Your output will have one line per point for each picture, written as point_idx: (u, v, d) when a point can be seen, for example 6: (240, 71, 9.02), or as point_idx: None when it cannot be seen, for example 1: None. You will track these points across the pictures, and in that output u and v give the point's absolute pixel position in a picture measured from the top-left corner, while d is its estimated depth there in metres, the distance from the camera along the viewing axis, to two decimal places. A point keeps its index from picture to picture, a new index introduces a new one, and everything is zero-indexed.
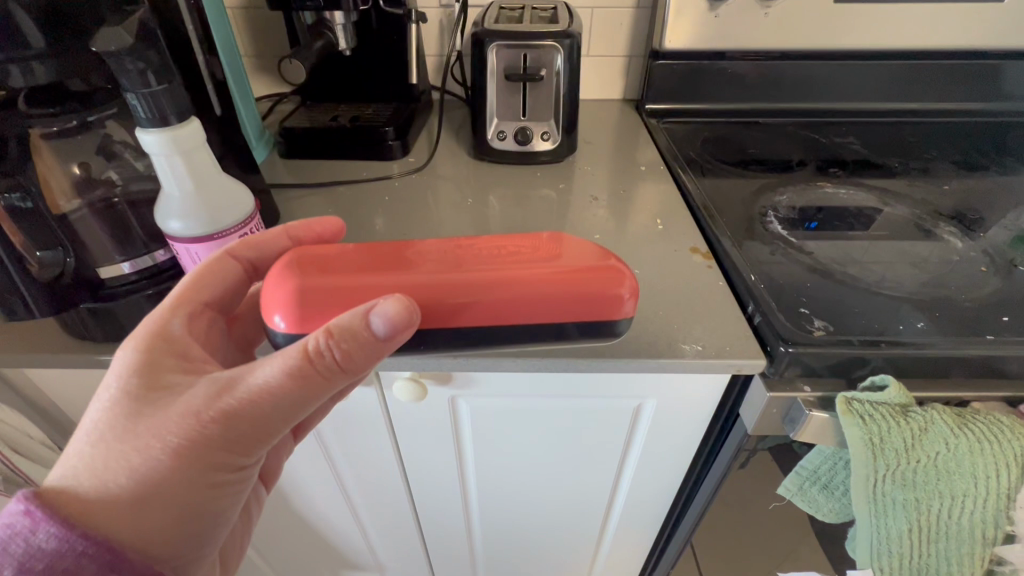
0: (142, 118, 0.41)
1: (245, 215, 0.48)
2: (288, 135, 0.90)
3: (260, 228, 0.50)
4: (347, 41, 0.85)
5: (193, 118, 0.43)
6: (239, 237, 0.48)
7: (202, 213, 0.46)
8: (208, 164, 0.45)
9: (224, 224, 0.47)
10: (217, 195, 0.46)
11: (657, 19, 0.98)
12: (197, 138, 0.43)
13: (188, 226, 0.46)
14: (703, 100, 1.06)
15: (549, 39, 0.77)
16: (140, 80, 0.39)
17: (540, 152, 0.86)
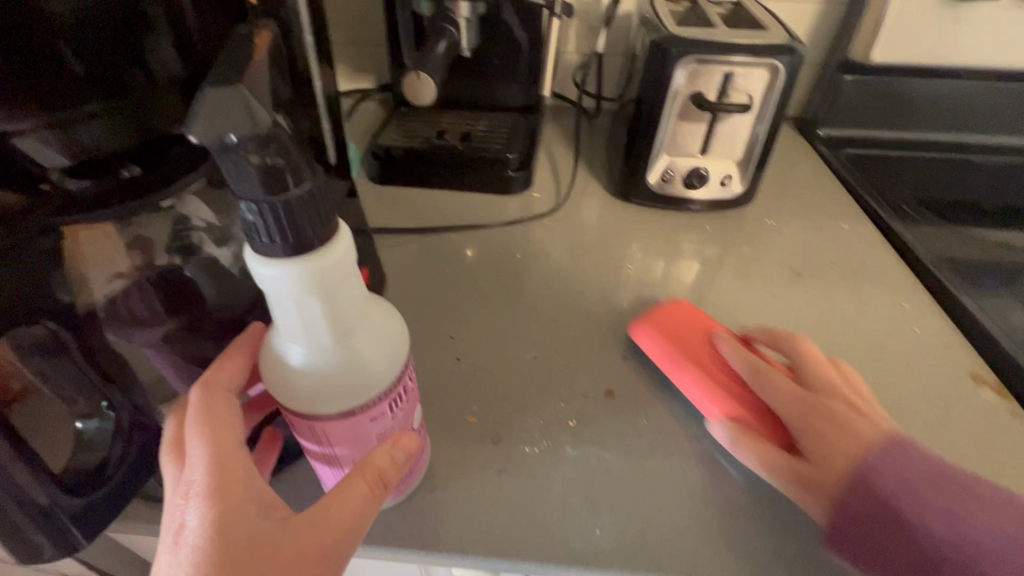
0: (260, 240, 0.23)
1: (399, 369, 0.30)
2: (386, 157, 0.71)
3: (413, 379, 0.32)
4: (470, 40, 0.65)
5: (344, 230, 0.25)
6: (388, 405, 0.30)
7: (339, 377, 0.28)
8: (358, 303, 0.27)
9: (369, 390, 0.29)
10: (368, 341, 0.28)
11: (867, 21, 0.74)
12: (347, 264, 0.25)
13: (323, 396, 0.28)
14: (902, 126, 0.82)
15: (767, 55, 0.55)
16: (269, 184, 0.21)
17: (715, 201, 0.66)
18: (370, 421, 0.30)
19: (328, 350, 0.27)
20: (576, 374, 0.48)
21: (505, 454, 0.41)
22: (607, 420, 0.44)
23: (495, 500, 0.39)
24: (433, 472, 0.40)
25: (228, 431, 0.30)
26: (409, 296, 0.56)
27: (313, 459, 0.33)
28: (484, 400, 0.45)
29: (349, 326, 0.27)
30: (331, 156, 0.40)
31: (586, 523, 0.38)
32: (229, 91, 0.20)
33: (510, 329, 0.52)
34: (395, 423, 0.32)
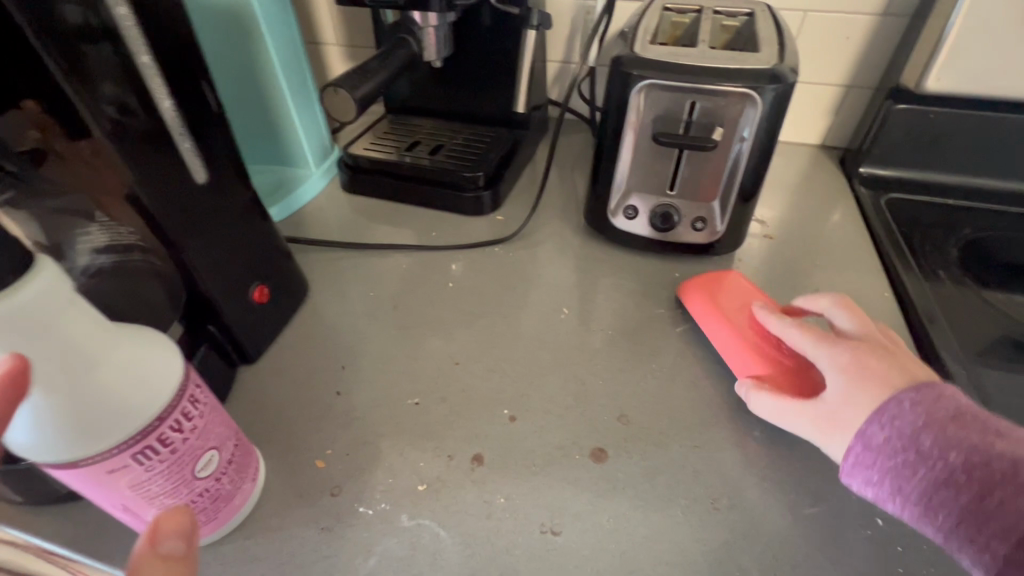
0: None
1: (147, 418, 0.29)
2: (353, 166, 0.70)
3: (182, 430, 0.31)
4: (438, 50, 0.62)
5: (41, 262, 0.25)
6: (133, 456, 0.29)
7: (77, 425, 0.27)
8: (76, 346, 0.26)
9: (101, 439, 0.28)
10: (117, 376, 0.28)
11: (925, 38, 0.61)
12: (49, 300, 0.25)
13: (75, 441, 0.27)
14: (968, 170, 0.66)
15: (743, 83, 0.46)
16: None
17: (685, 244, 0.57)
18: (109, 471, 0.29)
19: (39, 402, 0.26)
20: (451, 431, 0.43)
21: (335, 512, 0.38)
22: (458, 492, 0.39)
23: (300, 563, 0.36)
24: (254, 516, 0.38)
25: None
26: (323, 316, 0.54)
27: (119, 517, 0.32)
28: (341, 444, 0.42)
29: (64, 375, 0.26)
30: (201, 178, 0.40)
31: None
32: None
33: (406, 367, 0.49)
34: (153, 477, 0.30)
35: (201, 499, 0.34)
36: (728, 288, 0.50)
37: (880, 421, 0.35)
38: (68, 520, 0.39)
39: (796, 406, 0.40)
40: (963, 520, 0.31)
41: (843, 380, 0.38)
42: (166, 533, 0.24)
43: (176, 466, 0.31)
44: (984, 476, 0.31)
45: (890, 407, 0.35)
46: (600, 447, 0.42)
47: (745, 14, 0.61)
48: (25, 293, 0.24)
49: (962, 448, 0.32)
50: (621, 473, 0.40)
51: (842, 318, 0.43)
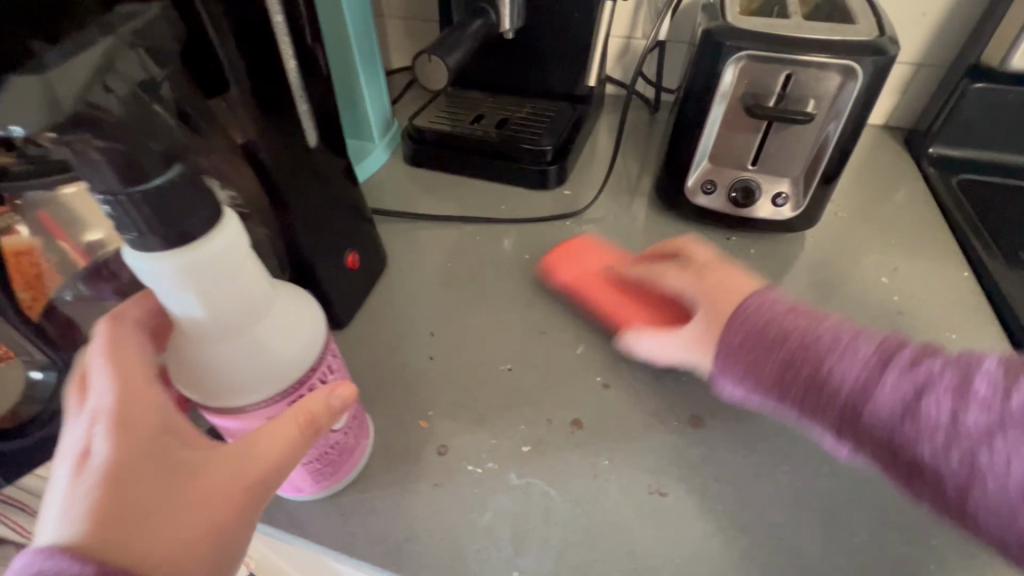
0: (129, 236, 0.25)
1: (300, 371, 0.31)
2: (419, 139, 0.70)
3: (326, 384, 0.33)
4: (513, 21, 0.61)
5: (226, 217, 0.27)
6: (288, 405, 0.31)
7: (249, 373, 0.29)
8: (249, 296, 0.28)
9: (264, 387, 0.30)
10: (280, 327, 0.30)
11: (1015, 15, 0.59)
12: (235, 252, 0.27)
13: (246, 389, 0.30)
14: None
15: (846, 55, 0.46)
16: (126, 178, 0.24)
17: (762, 221, 0.57)
18: (268, 419, 0.31)
19: (216, 344, 0.29)
20: (547, 395, 0.44)
21: (445, 469, 0.39)
22: (563, 454, 0.40)
23: (418, 515, 0.37)
24: (368, 471, 0.39)
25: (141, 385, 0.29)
26: (404, 285, 0.55)
27: None
28: (442, 406, 0.43)
29: (238, 321, 0.28)
30: (312, 141, 0.40)
31: (503, 562, 0.35)
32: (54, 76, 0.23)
33: (492, 335, 0.49)
34: None
35: (329, 453, 0.35)
36: (583, 252, 0.54)
37: (773, 334, 0.37)
38: None
39: (672, 341, 0.42)
40: (902, 467, 0.33)
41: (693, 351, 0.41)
42: (334, 394, 0.32)
43: None
44: (800, 371, 0.35)
45: (736, 320, 0.38)
46: (698, 414, 0.42)
47: None
48: (219, 242, 0.26)
49: (859, 343, 0.34)
50: (719, 440, 0.41)
51: (678, 275, 0.45)
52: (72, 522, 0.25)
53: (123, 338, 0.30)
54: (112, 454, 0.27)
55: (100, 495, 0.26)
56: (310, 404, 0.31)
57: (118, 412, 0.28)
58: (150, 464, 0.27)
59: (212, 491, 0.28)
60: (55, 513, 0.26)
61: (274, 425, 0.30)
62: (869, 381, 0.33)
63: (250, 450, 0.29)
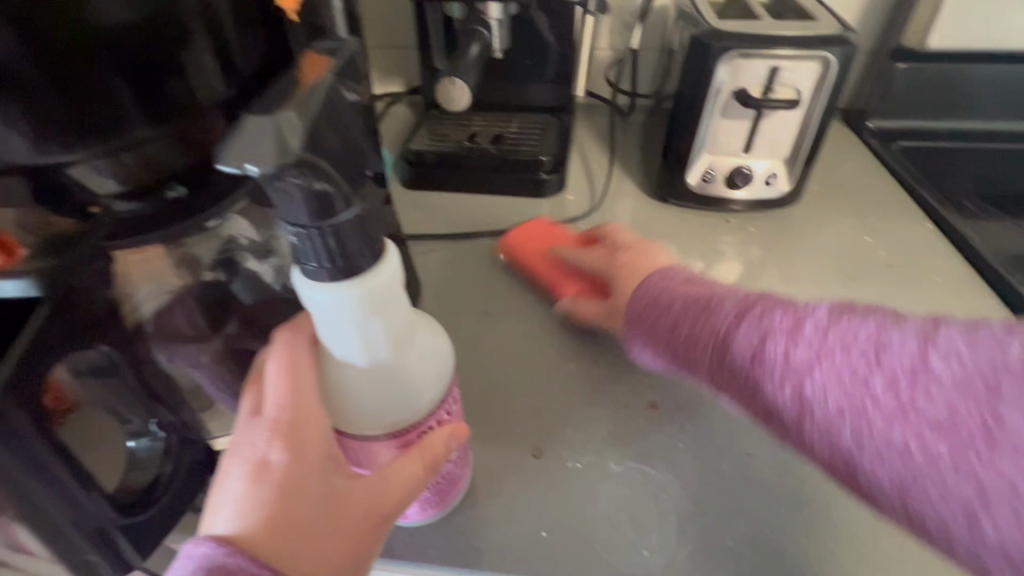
0: (311, 265, 0.26)
1: (431, 400, 0.33)
2: (417, 162, 0.71)
3: (448, 415, 0.34)
4: (501, 42, 0.64)
5: (388, 252, 0.28)
6: (416, 436, 0.33)
7: (388, 402, 0.31)
8: (401, 324, 0.30)
9: (399, 414, 0.32)
10: (420, 355, 0.32)
11: (921, 5, 0.70)
12: (395, 285, 0.29)
13: (383, 415, 0.31)
14: (959, 116, 0.76)
15: (816, 46, 0.52)
16: (315, 213, 0.25)
17: (756, 200, 0.63)
18: (397, 449, 0.33)
19: (364, 369, 0.30)
20: (616, 384, 0.46)
21: (548, 470, 0.40)
22: (653, 434, 0.42)
23: (537, 516, 0.38)
24: (478, 485, 0.40)
25: (304, 397, 0.31)
26: (446, 306, 0.55)
27: None
28: (522, 412, 0.44)
29: (388, 346, 0.30)
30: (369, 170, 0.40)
31: (634, 545, 0.36)
32: (281, 120, 0.23)
33: (547, 339, 0.51)
34: None
35: (442, 481, 0.36)
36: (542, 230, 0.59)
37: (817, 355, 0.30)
38: None
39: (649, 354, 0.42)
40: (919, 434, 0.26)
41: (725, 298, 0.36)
42: (452, 435, 0.33)
43: None
44: None
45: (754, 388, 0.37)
46: None
47: None
48: (385, 277, 0.28)
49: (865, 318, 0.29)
50: None
51: None
52: (241, 521, 0.29)
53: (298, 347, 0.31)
54: (278, 466, 0.30)
55: (269, 505, 0.29)
56: (435, 444, 0.33)
57: (286, 426, 0.30)
58: (307, 481, 0.30)
59: (348, 514, 0.31)
60: (229, 511, 0.29)
61: (402, 460, 0.32)
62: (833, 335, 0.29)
63: (383, 483, 0.32)
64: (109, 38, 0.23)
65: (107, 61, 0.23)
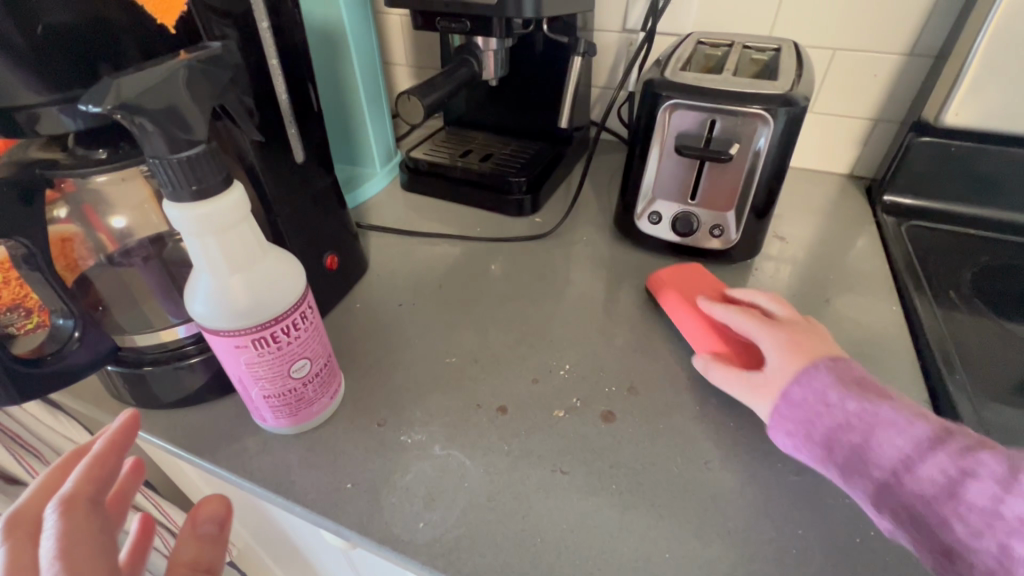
0: (168, 187, 0.31)
1: (270, 316, 0.37)
2: (412, 168, 0.80)
3: (289, 334, 0.39)
4: (495, 70, 0.71)
5: (237, 184, 0.34)
6: (250, 341, 0.37)
7: (224, 309, 0.36)
8: (237, 245, 0.35)
9: (234, 321, 0.36)
10: (260, 278, 0.36)
11: (944, 79, 0.66)
12: (235, 211, 0.33)
13: (219, 318, 0.36)
14: (985, 201, 0.69)
15: (759, 104, 0.53)
16: (170, 144, 0.30)
17: (703, 250, 0.63)
18: (235, 347, 0.37)
19: (208, 280, 0.35)
20: (482, 383, 0.50)
21: (380, 438, 0.45)
22: (487, 433, 0.46)
23: (351, 470, 0.43)
24: (319, 435, 0.46)
25: (98, 540, 0.32)
26: (380, 289, 0.63)
27: (241, 388, 0.41)
28: (387, 389, 0.50)
29: (227, 263, 0.35)
30: (300, 158, 0.49)
31: (414, 515, 0.40)
32: (125, 77, 0.29)
33: (447, 335, 0.56)
34: (261, 360, 0.38)
35: (289, 395, 0.42)
36: (697, 282, 0.57)
37: (806, 397, 0.40)
38: (169, 426, 0.48)
39: (760, 380, 0.44)
40: (913, 524, 0.35)
41: (785, 353, 0.44)
42: (206, 517, 0.36)
43: (277, 361, 0.39)
44: None
45: (788, 406, 0.41)
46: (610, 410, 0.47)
47: (771, 50, 0.68)
48: (222, 202, 0.33)
49: (885, 403, 0.38)
50: (625, 432, 0.46)
51: None
52: None
53: (81, 511, 0.32)
54: None
55: None
56: (209, 541, 0.36)
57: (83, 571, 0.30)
58: None
59: None
60: None
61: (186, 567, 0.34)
62: (894, 428, 0.37)
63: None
64: (48, 24, 0.30)
65: (41, 40, 0.31)
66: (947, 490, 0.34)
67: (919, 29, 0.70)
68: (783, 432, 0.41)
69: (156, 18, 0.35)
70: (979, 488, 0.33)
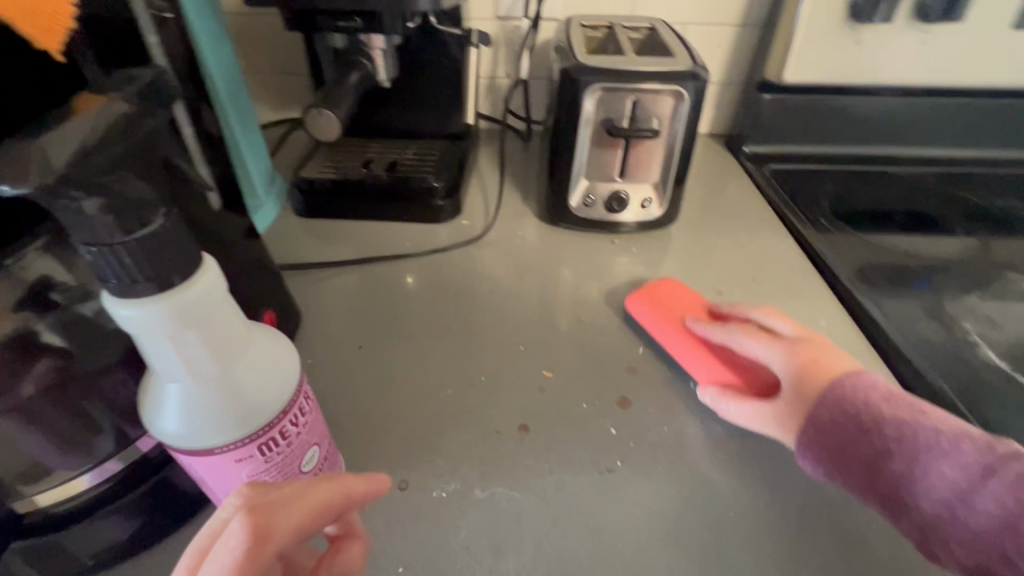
0: (112, 282, 0.24)
1: (277, 410, 0.30)
2: (308, 191, 0.69)
3: (297, 425, 0.31)
4: (387, 73, 0.65)
5: (207, 261, 0.26)
6: (256, 448, 0.29)
7: (216, 418, 0.28)
8: (224, 334, 0.27)
9: (231, 429, 0.28)
10: (255, 368, 0.29)
11: (777, 44, 0.78)
12: (214, 294, 0.26)
13: (210, 431, 0.28)
14: (816, 140, 0.85)
15: (671, 81, 0.57)
16: (116, 225, 0.23)
17: (635, 222, 0.66)
18: (236, 461, 0.29)
19: (185, 387, 0.27)
20: (491, 408, 0.47)
21: (411, 503, 0.40)
22: (522, 458, 0.43)
23: (395, 552, 0.37)
24: None
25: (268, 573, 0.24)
26: (325, 337, 0.54)
27: None
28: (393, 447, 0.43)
29: (212, 360, 0.27)
30: (216, 205, 0.39)
31: (489, 572, 0.37)
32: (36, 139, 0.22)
33: (427, 366, 0.51)
34: (270, 466, 0.30)
35: None
36: (669, 299, 0.54)
37: (831, 414, 0.40)
38: None
39: (762, 414, 0.43)
40: (901, 511, 0.37)
41: (773, 350, 0.45)
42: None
43: (287, 461, 0.31)
44: None
45: (829, 401, 0.40)
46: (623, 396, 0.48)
47: (644, 28, 0.74)
48: (198, 287, 0.25)
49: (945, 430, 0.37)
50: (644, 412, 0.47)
51: None
52: None
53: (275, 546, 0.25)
54: None
55: None
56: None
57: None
58: None
59: None
60: None
61: None
62: (932, 450, 0.36)
63: None
64: None
65: None
66: (962, 498, 0.35)
67: (746, 2, 0.82)
68: (809, 464, 0.40)
69: (35, 42, 0.23)
70: (986, 492, 0.34)
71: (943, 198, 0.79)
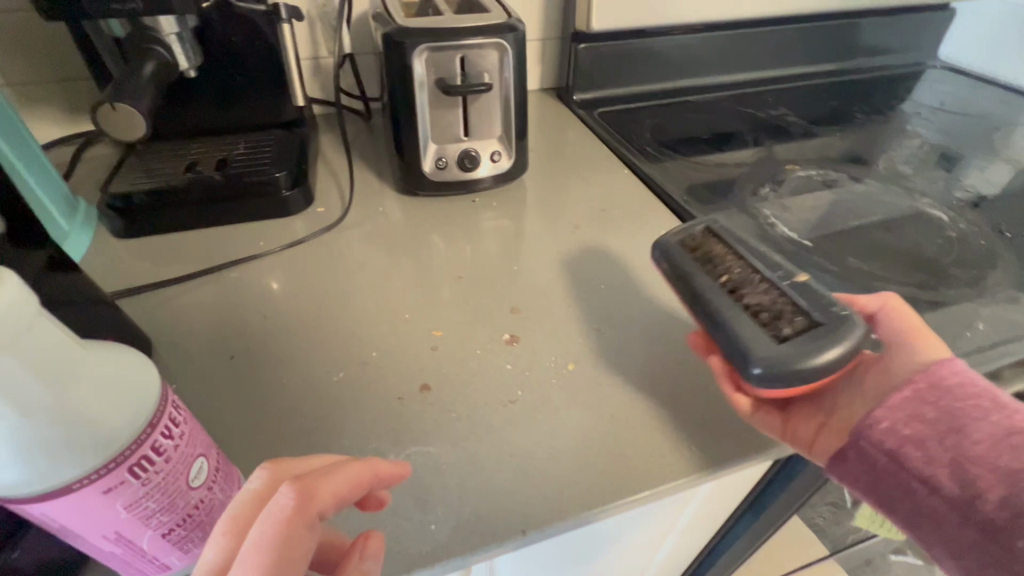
0: None
1: (140, 423, 0.27)
2: (124, 208, 0.61)
3: (172, 437, 0.29)
4: (189, 59, 0.58)
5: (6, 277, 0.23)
6: (127, 472, 0.27)
7: (59, 451, 0.24)
8: (46, 353, 0.24)
9: (86, 456, 0.25)
10: (97, 384, 0.26)
11: None
12: (20, 308, 0.23)
13: (54, 466, 0.24)
14: (632, 81, 0.95)
15: (491, 35, 0.59)
16: None
17: (490, 177, 0.68)
18: (105, 491, 0.26)
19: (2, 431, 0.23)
20: (389, 378, 0.47)
21: None
22: (428, 415, 0.44)
23: None
24: None
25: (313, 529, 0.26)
26: (189, 357, 0.49)
27: (124, 546, 0.29)
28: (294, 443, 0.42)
29: (39, 388, 0.23)
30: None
31: (420, 523, 0.38)
32: None
33: (312, 357, 0.49)
34: (150, 488, 0.28)
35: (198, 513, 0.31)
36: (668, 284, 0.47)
37: (936, 422, 0.39)
38: None
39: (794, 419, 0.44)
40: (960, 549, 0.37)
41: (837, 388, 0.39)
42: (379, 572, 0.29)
43: (171, 479, 0.29)
44: None
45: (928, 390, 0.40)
46: (511, 334, 0.51)
47: None
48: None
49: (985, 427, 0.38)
50: (533, 344, 0.51)
51: None
52: None
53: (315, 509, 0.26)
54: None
55: None
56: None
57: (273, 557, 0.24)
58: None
59: None
60: None
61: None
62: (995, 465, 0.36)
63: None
64: None
65: None
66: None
67: None
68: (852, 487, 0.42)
69: None
70: None
71: (737, 115, 0.94)
